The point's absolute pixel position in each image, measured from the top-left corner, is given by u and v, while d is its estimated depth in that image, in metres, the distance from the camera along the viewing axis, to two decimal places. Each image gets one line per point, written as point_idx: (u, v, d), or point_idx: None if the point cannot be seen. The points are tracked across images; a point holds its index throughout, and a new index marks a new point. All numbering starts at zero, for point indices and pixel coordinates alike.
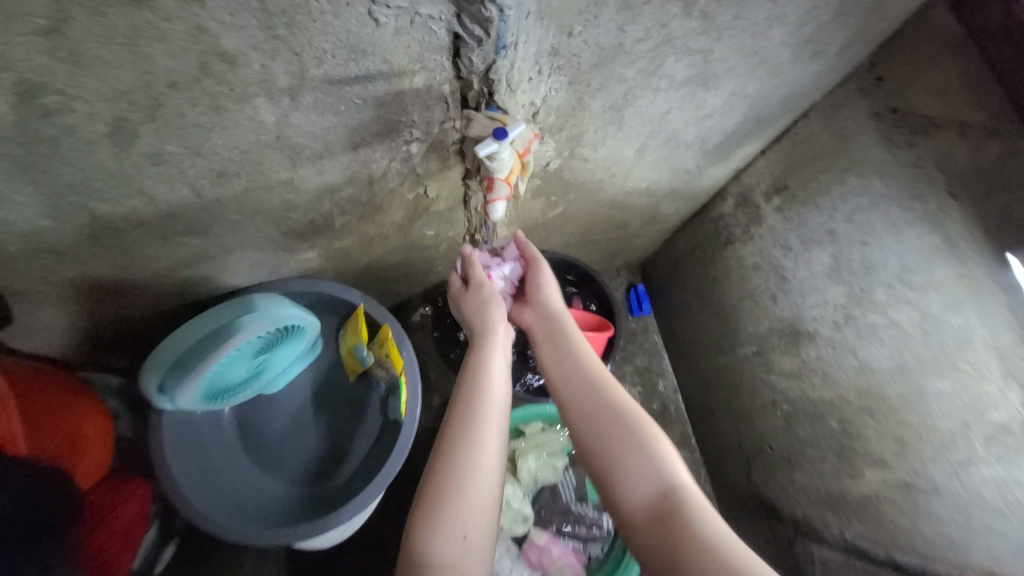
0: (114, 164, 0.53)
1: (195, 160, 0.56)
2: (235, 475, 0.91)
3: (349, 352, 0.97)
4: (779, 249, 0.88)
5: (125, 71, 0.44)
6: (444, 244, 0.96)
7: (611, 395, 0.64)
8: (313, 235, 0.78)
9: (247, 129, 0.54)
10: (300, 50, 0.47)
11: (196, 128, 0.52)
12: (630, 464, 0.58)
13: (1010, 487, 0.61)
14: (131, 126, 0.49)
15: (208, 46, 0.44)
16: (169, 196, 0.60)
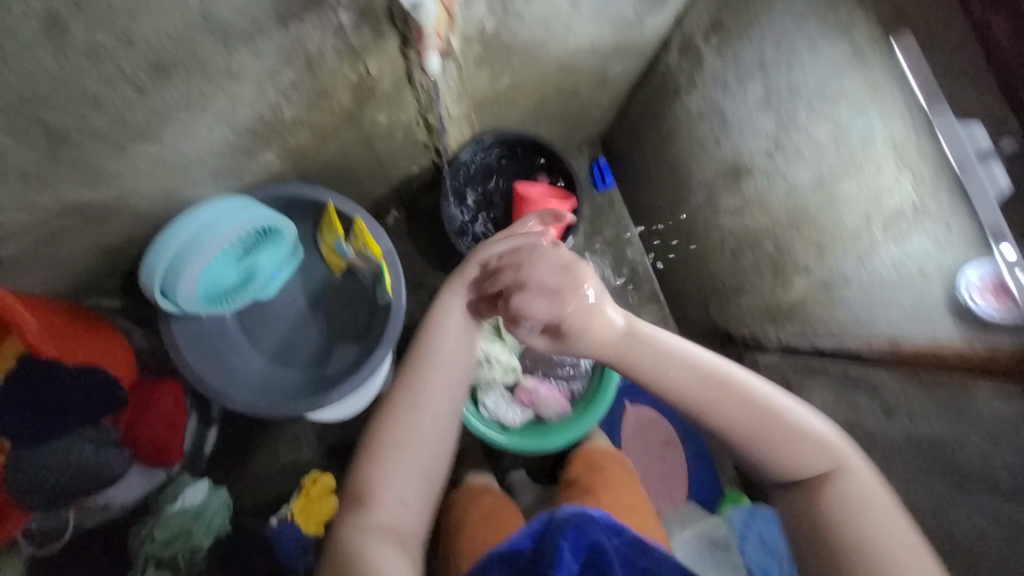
0: (55, 65, 0.55)
1: (130, 52, 0.57)
2: (250, 369, 1.02)
3: (331, 250, 1.04)
4: (720, 90, 0.92)
5: None
6: (400, 131, 0.98)
7: (742, 387, 0.70)
8: (267, 132, 0.80)
9: (173, 9, 0.55)
10: None
11: (123, 13, 0.53)
12: (796, 447, 0.68)
13: (903, 263, 0.70)
14: (61, 18, 0.51)
15: None
16: (115, 98, 0.62)
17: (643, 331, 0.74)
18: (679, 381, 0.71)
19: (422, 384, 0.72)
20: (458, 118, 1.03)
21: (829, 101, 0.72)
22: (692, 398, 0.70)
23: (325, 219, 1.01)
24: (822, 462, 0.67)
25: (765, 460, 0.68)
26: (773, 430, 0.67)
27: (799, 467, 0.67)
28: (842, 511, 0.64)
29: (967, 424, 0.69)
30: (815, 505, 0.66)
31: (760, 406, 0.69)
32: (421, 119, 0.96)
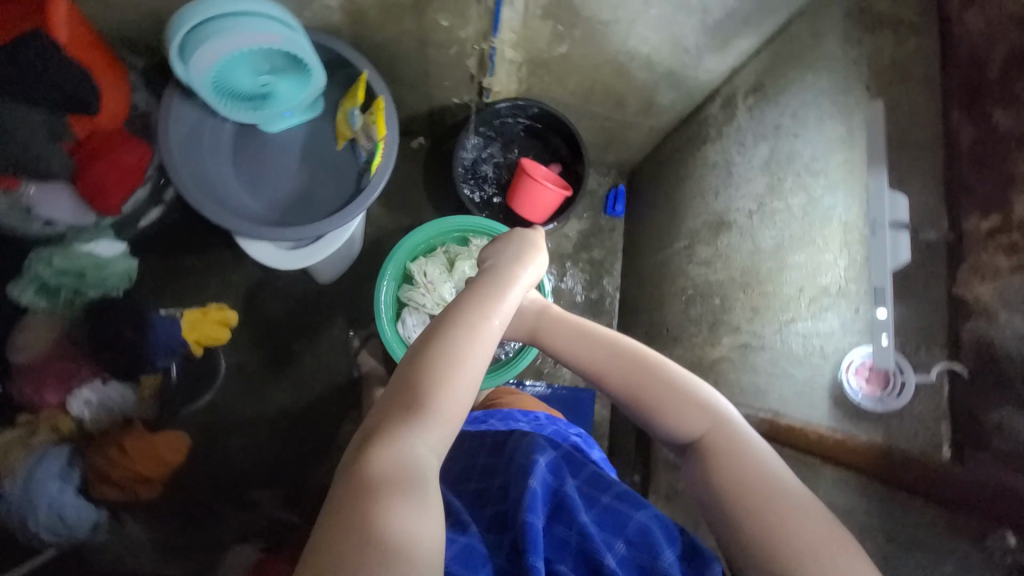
0: None
1: None
2: (221, 181, 1.06)
3: (344, 116, 1.10)
4: (736, 147, 0.99)
5: None
6: (454, 47, 1.05)
7: (629, 356, 0.73)
8: None
9: None
10: None
11: None
12: (683, 410, 0.68)
13: (809, 338, 0.74)
14: None
15: None
16: None
17: (543, 313, 0.81)
18: (570, 345, 0.77)
19: (493, 330, 0.67)
20: (510, 65, 1.10)
21: (814, 175, 0.78)
22: (579, 365, 0.77)
23: (352, 88, 1.08)
24: (701, 422, 0.67)
25: (646, 419, 0.70)
26: (660, 401, 0.69)
27: (682, 426, 0.67)
28: (720, 477, 0.62)
29: None
30: (698, 471, 0.65)
31: (647, 365, 0.71)
32: (477, 44, 1.03)
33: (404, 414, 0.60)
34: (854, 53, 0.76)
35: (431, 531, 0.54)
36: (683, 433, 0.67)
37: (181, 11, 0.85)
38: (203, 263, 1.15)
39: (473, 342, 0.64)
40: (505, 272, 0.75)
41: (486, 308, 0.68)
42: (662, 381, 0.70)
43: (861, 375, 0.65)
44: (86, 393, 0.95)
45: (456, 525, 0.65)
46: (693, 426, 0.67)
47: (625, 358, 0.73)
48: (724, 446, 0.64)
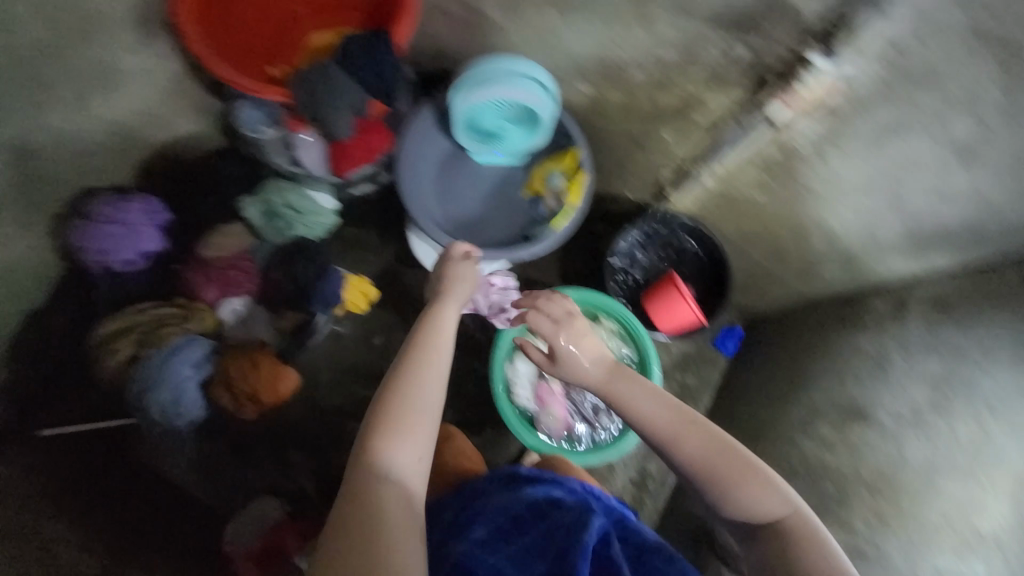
0: None
1: None
2: (422, 185, 1.20)
3: (542, 174, 1.23)
4: (900, 349, 1.00)
5: None
6: (662, 156, 1.16)
7: (697, 429, 0.73)
8: (608, 73, 1.02)
9: None
10: None
11: None
12: (755, 492, 0.70)
13: None
14: None
15: None
16: None
17: (584, 352, 0.81)
18: (637, 404, 0.77)
19: (444, 355, 0.77)
20: (702, 191, 1.19)
21: None
22: (643, 424, 0.76)
23: (558, 155, 1.20)
24: (777, 506, 0.70)
25: (714, 495, 0.72)
26: (734, 476, 0.71)
27: (760, 508, 0.70)
28: (803, 566, 0.65)
29: None
30: (779, 558, 0.67)
31: (720, 444, 0.72)
32: (684, 162, 1.13)
33: (379, 440, 0.69)
34: None
35: (411, 535, 0.64)
36: (761, 515, 0.70)
37: (477, 62, 1.02)
38: (358, 238, 1.26)
39: (417, 381, 0.73)
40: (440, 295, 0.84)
41: (425, 356, 0.75)
42: (736, 462, 0.71)
43: None
44: (236, 302, 1.06)
45: (491, 545, 0.72)
46: (770, 511, 0.70)
47: (697, 430, 0.73)
48: (803, 537, 0.68)
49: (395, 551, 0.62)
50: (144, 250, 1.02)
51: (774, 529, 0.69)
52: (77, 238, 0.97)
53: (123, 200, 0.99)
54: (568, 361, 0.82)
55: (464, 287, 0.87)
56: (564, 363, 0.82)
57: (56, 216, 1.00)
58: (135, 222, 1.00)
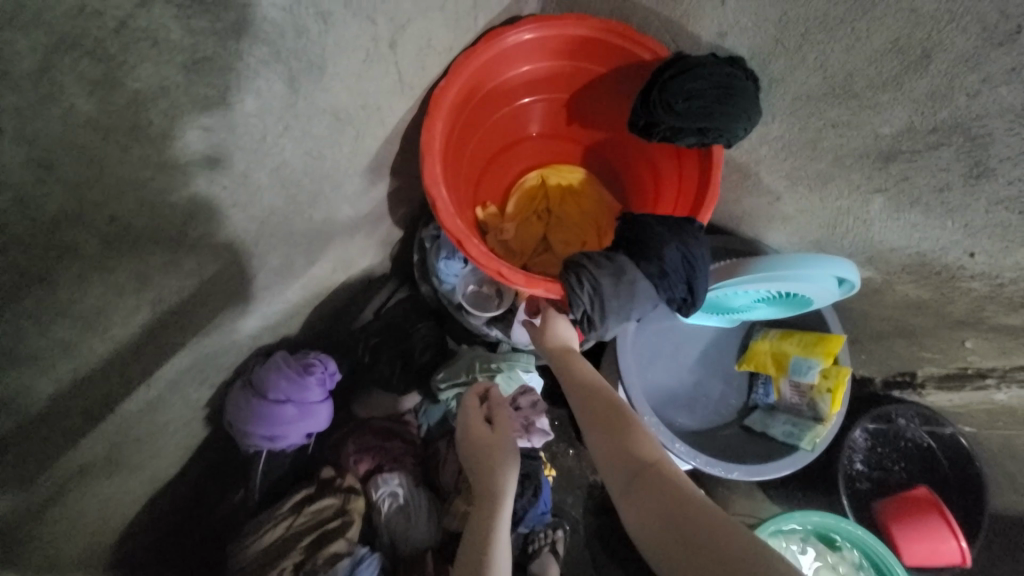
0: (1005, 146, 0.58)
1: None
2: (628, 349, 0.97)
3: (778, 355, 0.96)
4: None
5: None
6: (937, 355, 0.92)
7: (567, 355, 0.73)
8: (918, 272, 0.80)
9: None
10: None
11: None
12: (627, 432, 0.61)
13: None
14: None
15: None
16: (962, 184, 0.64)
17: (550, 337, 0.75)
18: (568, 379, 0.70)
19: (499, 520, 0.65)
20: (982, 402, 0.94)
21: None
22: (576, 402, 0.68)
23: (796, 334, 0.96)
24: (652, 449, 0.58)
25: (612, 440, 0.61)
26: (621, 427, 0.61)
27: (630, 441, 0.60)
28: (650, 507, 0.53)
29: None
30: (631, 507, 0.54)
31: (589, 376, 0.69)
32: (969, 369, 0.90)
33: None
34: None
35: None
36: (629, 457, 0.58)
37: (769, 260, 0.77)
38: None
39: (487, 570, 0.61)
40: (464, 426, 0.74)
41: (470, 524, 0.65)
42: (586, 386, 0.68)
43: None
44: (399, 486, 0.85)
45: None
46: (637, 452, 0.58)
47: (595, 387, 0.68)
48: (665, 470, 0.55)
49: None
50: (314, 431, 0.82)
51: (641, 483, 0.55)
52: (243, 422, 0.76)
53: (302, 372, 0.78)
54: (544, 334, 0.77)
55: (512, 436, 0.73)
56: (547, 332, 0.76)
57: (218, 393, 0.78)
58: (311, 401, 0.79)
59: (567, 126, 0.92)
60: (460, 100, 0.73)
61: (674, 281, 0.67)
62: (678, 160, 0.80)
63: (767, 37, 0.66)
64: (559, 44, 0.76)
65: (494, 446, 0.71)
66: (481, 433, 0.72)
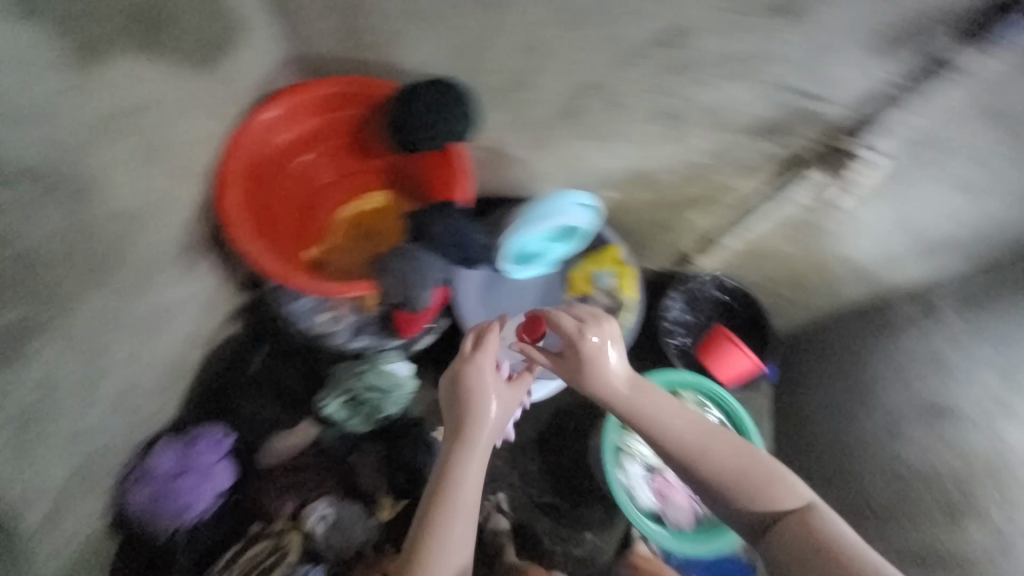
0: (614, 84, 0.86)
1: (656, 103, 0.88)
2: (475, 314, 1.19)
3: (585, 276, 1.26)
4: (946, 345, 1.11)
5: (701, 45, 0.76)
6: (688, 232, 1.26)
7: (656, 406, 0.76)
8: (637, 179, 1.10)
9: (707, 96, 0.84)
10: (774, 72, 0.77)
11: (690, 79, 0.82)
12: (757, 490, 0.71)
13: None
14: (660, 81, 0.83)
15: (740, 53, 0.75)
16: (615, 112, 0.93)
17: (600, 375, 0.78)
18: (662, 427, 0.75)
19: (481, 458, 0.79)
20: (728, 250, 1.29)
21: None
22: (661, 441, 0.75)
23: (594, 256, 1.25)
24: (790, 501, 0.71)
25: (745, 495, 0.71)
26: (756, 481, 0.72)
27: (764, 497, 0.71)
28: (801, 555, 0.67)
29: None
30: (772, 547, 0.69)
31: (693, 425, 0.75)
32: (709, 233, 1.24)
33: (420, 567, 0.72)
34: None
35: None
36: (762, 511, 0.71)
37: (521, 215, 1.08)
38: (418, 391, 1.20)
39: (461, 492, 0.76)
40: (474, 388, 0.81)
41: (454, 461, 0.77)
42: (693, 441, 0.74)
43: None
44: (325, 506, 0.94)
45: None
46: (775, 506, 0.70)
47: (695, 441, 0.74)
48: (811, 524, 0.68)
49: None
50: (222, 490, 0.90)
51: (775, 528, 0.70)
52: (149, 507, 0.85)
53: (189, 443, 0.89)
54: (590, 368, 0.78)
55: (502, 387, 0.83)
56: (590, 363, 0.78)
57: (114, 500, 0.85)
58: (209, 464, 0.89)
59: (353, 167, 1.10)
60: (239, 173, 0.88)
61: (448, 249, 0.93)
62: (438, 160, 1.00)
63: (455, 57, 0.89)
64: (304, 107, 0.95)
65: (479, 397, 0.81)
66: (483, 398, 0.81)
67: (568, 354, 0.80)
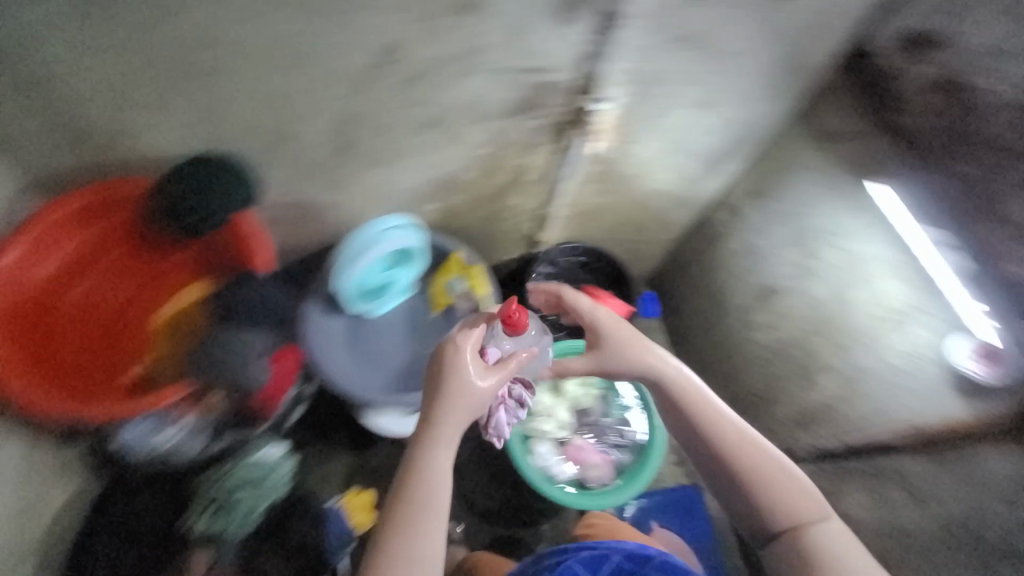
0: (367, 115, 0.89)
1: (414, 119, 0.92)
2: (344, 365, 1.17)
3: (440, 288, 1.28)
4: (755, 234, 1.27)
5: (414, 59, 0.80)
6: (520, 216, 1.33)
7: (732, 430, 0.84)
8: (446, 186, 1.15)
9: (450, 98, 0.89)
10: (488, 60, 0.83)
11: (426, 90, 0.86)
12: (802, 502, 0.81)
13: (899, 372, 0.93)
14: (403, 99, 0.87)
15: (449, 54, 0.81)
16: (384, 137, 0.95)
17: (604, 333, 0.89)
18: (718, 443, 0.83)
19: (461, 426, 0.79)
20: (562, 219, 1.38)
21: (840, 236, 1.03)
22: (719, 457, 0.83)
23: (442, 267, 1.28)
24: (808, 510, 0.81)
25: (753, 503, 0.82)
26: (806, 492, 0.82)
27: (797, 508, 0.81)
28: (792, 553, 0.79)
29: (979, 506, 0.82)
30: (784, 547, 0.81)
31: (743, 447, 0.83)
32: (538, 211, 1.32)
33: (402, 521, 0.74)
34: (825, 147, 1.03)
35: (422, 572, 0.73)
36: (787, 522, 0.81)
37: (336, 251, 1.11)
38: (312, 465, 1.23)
39: (440, 449, 0.77)
40: (451, 363, 0.79)
41: (438, 428, 0.78)
42: (755, 457, 0.82)
43: (975, 358, 0.78)
44: None
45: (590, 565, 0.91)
46: (790, 514, 0.80)
47: (735, 452, 0.82)
48: (808, 522, 0.80)
49: None
50: None
51: (785, 537, 0.81)
52: None
53: None
54: (604, 340, 0.89)
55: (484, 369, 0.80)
56: (606, 340, 0.89)
57: None
58: None
59: (150, 275, 1.02)
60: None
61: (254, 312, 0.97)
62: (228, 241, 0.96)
63: (199, 132, 0.86)
64: (43, 241, 0.85)
65: (461, 377, 0.78)
66: (470, 386, 0.78)
67: (601, 333, 0.89)
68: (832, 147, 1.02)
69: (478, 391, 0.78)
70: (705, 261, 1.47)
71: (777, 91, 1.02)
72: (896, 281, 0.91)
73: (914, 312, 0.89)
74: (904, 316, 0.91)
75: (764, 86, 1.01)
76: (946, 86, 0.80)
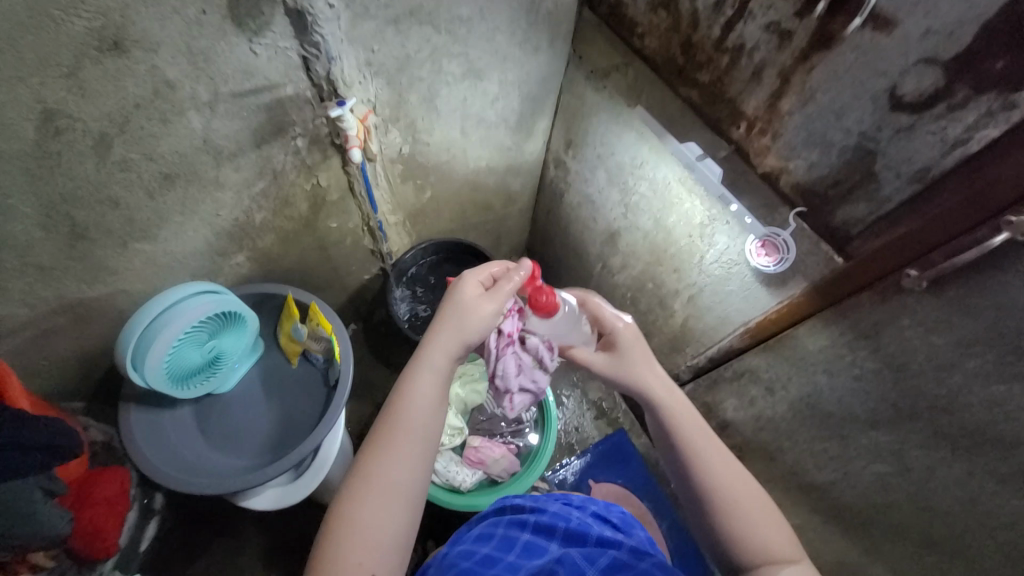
0: (81, 189, 0.76)
1: (146, 171, 0.79)
2: (196, 456, 1.05)
3: (287, 336, 1.17)
4: (583, 182, 1.25)
5: (92, 114, 0.68)
6: (349, 238, 1.24)
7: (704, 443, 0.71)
8: (241, 235, 1.03)
9: (176, 142, 0.78)
10: (186, 92, 0.73)
11: (137, 141, 0.75)
12: (778, 531, 0.65)
13: (720, 283, 0.96)
14: (113, 157, 0.75)
15: (131, 97, 0.69)
16: (127, 202, 0.82)
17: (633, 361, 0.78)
18: (709, 456, 0.70)
19: (454, 349, 0.69)
20: (396, 226, 1.30)
21: (641, 166, 1.01)
22: (709, 465, 0.69)
23: (282, 313, 1.17)
24: (784, 541, 0.64)
25: (728, 523, 0.65)
26: (775, 518, 0.66)
27: (772, 539, 0.64)
28: None
29: (812, 382, 0.88)
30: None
31: (725, 462, 0.70)
32: (365, 226, 1.23)
33: (387, 439, 0.64)
34: (601, 84, 1.02)
35: (384, 505, 0.61)
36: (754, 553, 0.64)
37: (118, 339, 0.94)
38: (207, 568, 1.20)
39: (434, 364, 0.68)
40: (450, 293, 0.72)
41: (439, 340, 0.69)
42: (733, 470, 0.69)
43: (761, 251, 0.82)
44: None
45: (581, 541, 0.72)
46: (765, 539, 0.64)
47: (725, 471, 0.69)
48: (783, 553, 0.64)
49: (354, 527, 0.59)
50: None
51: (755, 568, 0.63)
52: None
53: None
54: (624, 362, 0.79)
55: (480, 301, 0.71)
56: (624, 354, 0.79)
57: None
58: None
59: None
60: None
61: (23, 465, 0.75)
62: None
63: None
64: None
65: (460, 304, 0.70)
66: (468, 305, 0.70)
67: (620, 343, 0.80)
68: (606, 83, 1.01)
69: (473, 316, 0.70)
70: (556, 223, 1.47)
71: (539, 39, 0.99)
72: (693, 196, 0.91)
73: (716, 221, 0.89)
74: (708, 232, 0.92)
75: (523, 37, 0.97)
76: (664, 4, 0.81)
